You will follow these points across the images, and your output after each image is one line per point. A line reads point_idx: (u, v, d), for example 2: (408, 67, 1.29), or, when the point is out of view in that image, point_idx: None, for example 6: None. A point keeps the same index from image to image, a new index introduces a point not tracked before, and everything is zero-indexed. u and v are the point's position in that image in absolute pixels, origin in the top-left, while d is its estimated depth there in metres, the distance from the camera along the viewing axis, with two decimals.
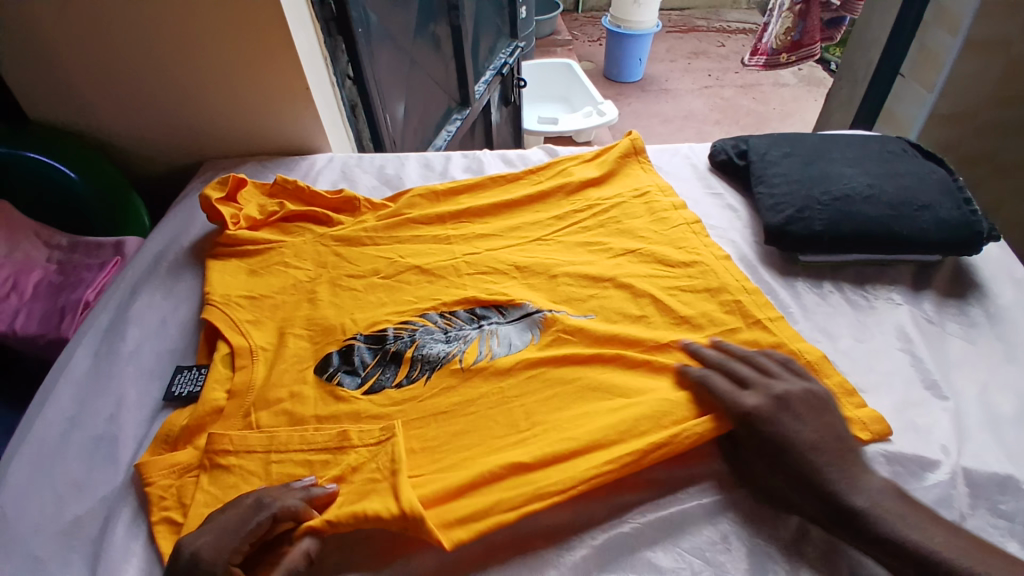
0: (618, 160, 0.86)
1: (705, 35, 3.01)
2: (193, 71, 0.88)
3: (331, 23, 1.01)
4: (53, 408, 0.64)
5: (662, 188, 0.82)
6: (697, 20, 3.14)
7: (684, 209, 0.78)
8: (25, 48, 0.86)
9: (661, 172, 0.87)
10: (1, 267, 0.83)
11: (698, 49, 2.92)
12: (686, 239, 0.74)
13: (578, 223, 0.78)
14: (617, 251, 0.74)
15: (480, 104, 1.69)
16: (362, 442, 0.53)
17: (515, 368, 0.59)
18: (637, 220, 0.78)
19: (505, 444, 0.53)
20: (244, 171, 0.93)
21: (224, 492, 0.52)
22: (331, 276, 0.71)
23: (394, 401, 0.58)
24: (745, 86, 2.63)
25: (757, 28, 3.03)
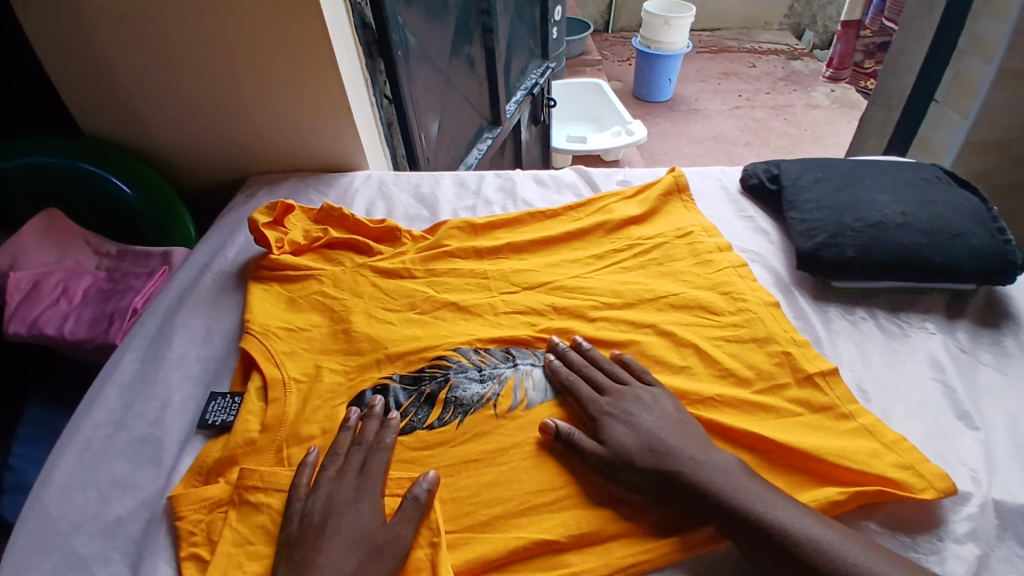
0: (660, 197, 0.84)
1: (736, 57, 3.01)
2: (242, 92, 0.92)
3: (372, 45, 1.06)
4: (100, 410, 0.68)
5: (706, 229, 0.79)
6: (728, 41, 3.15)
7: (729, 251, 0.76)
8: (84, 69, 0.90)
9: (702, 207, 0.85)
10: (54, 271, 0.86)
11: (729, 70, 2.93)
12: (730, 281, 0.72)
13: (618, 265, 0.77)
14: (660, 294, 0.71)
15: (511, 124, 1.72)
16: (393, 491, 0.56)
17: (551, 420, 0.60)
18: (679, 263, 0.75)
19: (538, 505, 0.54)
20: (287, 187, 0.97)
21: (253, 532, 0.55)
22: (370, 307, 0.74)
23: (425, 445, 0.59)
24: (777, 107, 2.63)
25: (788, 50, 3.03)
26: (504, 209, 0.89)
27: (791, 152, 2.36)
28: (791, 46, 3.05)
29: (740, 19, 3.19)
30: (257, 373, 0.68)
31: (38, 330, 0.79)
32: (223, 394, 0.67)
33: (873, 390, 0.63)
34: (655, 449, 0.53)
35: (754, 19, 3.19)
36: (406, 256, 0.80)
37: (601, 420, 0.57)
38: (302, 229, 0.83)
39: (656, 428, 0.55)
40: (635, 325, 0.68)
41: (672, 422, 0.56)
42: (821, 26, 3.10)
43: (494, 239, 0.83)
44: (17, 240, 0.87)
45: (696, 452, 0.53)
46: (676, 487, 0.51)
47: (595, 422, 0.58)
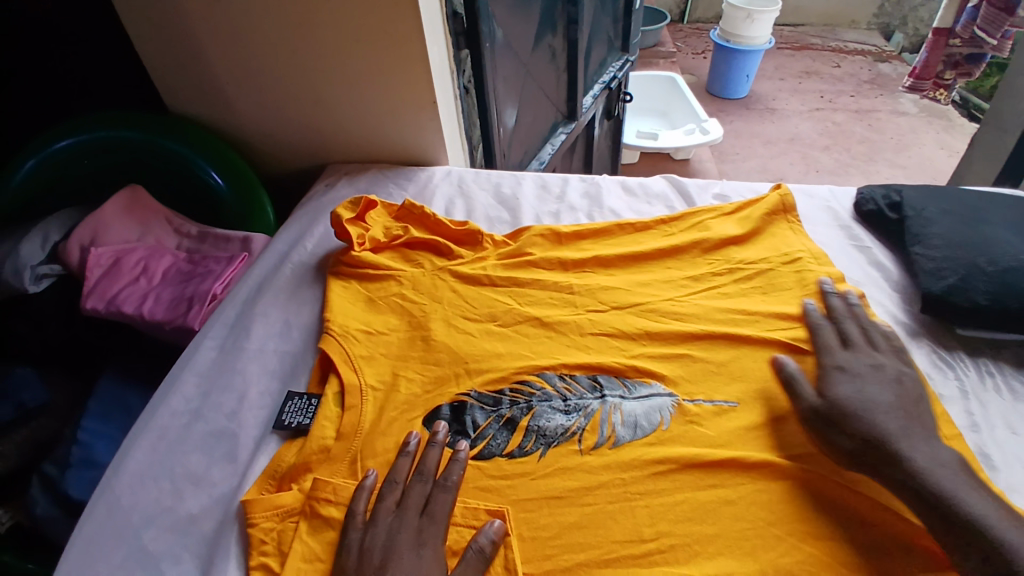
0: (764, 217, 0.78)
1: (819, 55, 2.84)
2: (327, 78, 0.90)
3: (460, 36, 1.02)
4: (177, 397, 0.67)
5: (816, 255, 0.73)
6: (812, 38, 2.97)
7: (842, 283, 0.70)
8: (174, 47, 0.90)
9: (810, 231, 0.79)
10: (136, 249, 0.87)
11: (810, 69, 2.76)
12: (847, 319, 0.66)
13: (714, 292, 0.71)
14: (765, 326, 0.66)
15: (585, 118, 1.66)
16: (465, 522, 0.54)
17: (639, 463, 0.56)
18: (786, 294, 0.70)
19: (625, 556, 0.50)
20: (365, 178, 0.94)
21: (324, 549, 0.53)
22: (450, 314, 0.71)
23: (504, 474, 0.57)
24: (860, 112, 2.48)
25: (877, 50, 2.83)
26: (589, 217, 0.84)
27: (873, 160, 2.22)
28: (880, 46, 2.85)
29: (826, 15, 3.00)
30: (335, 377, 0.66)
31: (116, 308, 0.80)
32: (300, 395, 0.66)
33: (998, 456, 0.56)
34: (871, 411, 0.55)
35: (840, 15, 3.00)
36: (486, 261, 0.77)
37: (830, 372, 0.59)
38: (382, 227, 0.81)
39: (882, 403, 0.55)
40: (727, 362, 0.63)
41: (890, 404, 0.55)
42: (912, 28, 2.90)
43: (580, 250, 0.79)
44: (99, 216, 0.87)
45: (906, 428, 0.53)
46: (867, 450, 0.52)
47: (824, 373, 0.59)
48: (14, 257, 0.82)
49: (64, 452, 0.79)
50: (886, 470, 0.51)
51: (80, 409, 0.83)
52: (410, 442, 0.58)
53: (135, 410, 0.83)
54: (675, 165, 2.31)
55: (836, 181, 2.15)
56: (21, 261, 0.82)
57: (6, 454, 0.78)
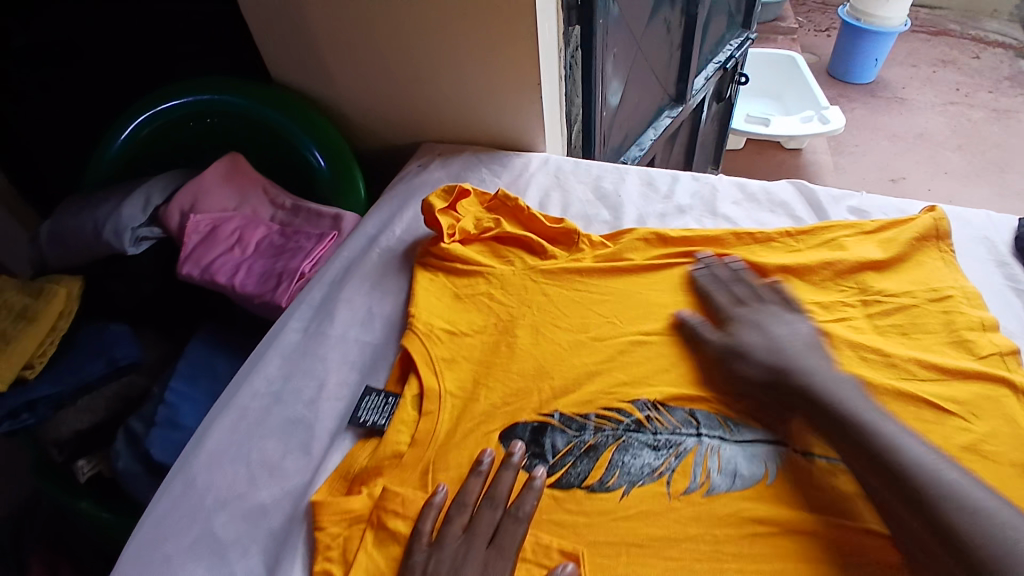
0: (912, 242, 0.67)
1: (959, 41, 2.50)
2: (429, 54, 0.86)
3: (574, 11, 0.93)
4: (259, 378, 0.67)
5: (970, 295, 0.63)
6: (949, 24, 2.61)
7: (996, 332, 0.60)
8: (281, 15, 0.88)
9: (962, 265, 0.68)
10: (233, 219, 0.87)
11: (944, 57, 2.44)
12: (994, 376, 0.56)
13: (839, 326, 0.63)
14: (901, 376, 0.58)
15: (694, 101, 1.54)
16: (536, 559, 0.51)
17: (733, 518, 0.51)
18: (930, 338, 0.61)
19: None
20: (460, 161, 0.91)
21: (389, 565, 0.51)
22: (540, 322, 0.67)
23: (580, 509, 0.53)
24: (998, 111, 2.17)
25: (1016, 44, 2.46)
26: (699, 223, 0.76)
27: (1014, 166, 1.96)
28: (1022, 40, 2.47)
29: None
30: (415, 378, 0.64)
31: (210, 277, 0.80)
32: (377, 392, 0.63)
33: None
34: (783, 358, 0.58)
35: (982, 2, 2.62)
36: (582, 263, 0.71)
37: (732, 321, 0.63)
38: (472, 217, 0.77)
39: (789, 343, 0.59)
40: (847, 416, 0.56)
41: (825, 358, 0.58)
42: None
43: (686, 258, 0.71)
44: (200, 182, 0.89)
45: (828, 374, 0.56)
46: (790, 389, 0.56)
47: (728, 321, 0.63)
48: (116, 218, 0.84)
49: (151, 412, 0.82)
50: (796, 397, 0.56)
51: (170, 370, 0.86)
52: (483, 461, 0.55)
53: (220, 376, 0.85)
54: (785, 154, 2.13)
55: (967, 186, 1.91)
56: (123, 222, 0.84)
57: (96, 407, 0.85)
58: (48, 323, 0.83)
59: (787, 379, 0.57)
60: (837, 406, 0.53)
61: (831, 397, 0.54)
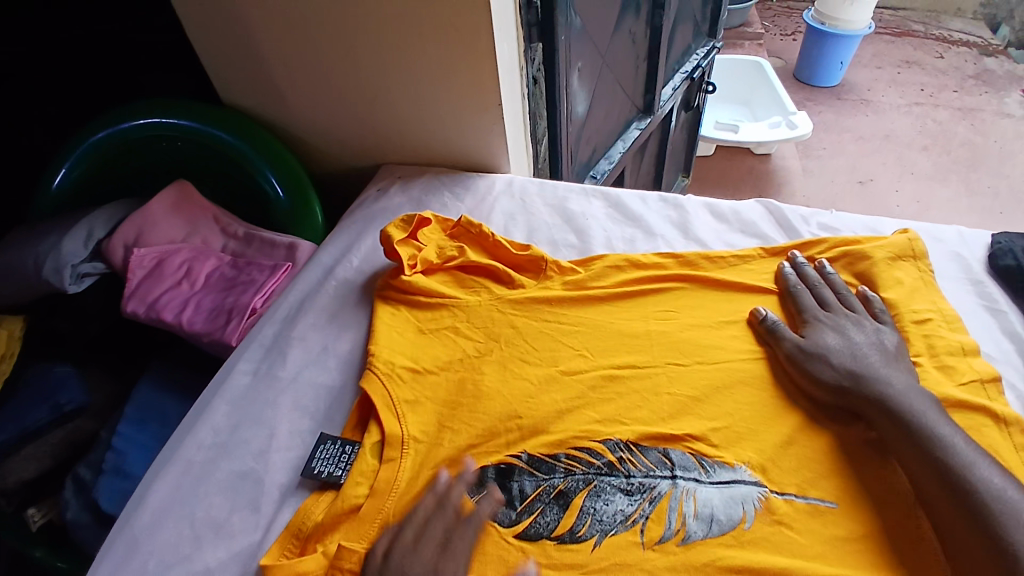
0: (887, 261, 0.66)
1: (922, 42, 2.53)
2: (385, 75, 0.82)
3: (533, 28, 0.87)
4: (205, 427, 0.62)
5: (948, 318, 0.61)
6: (913, 24, 2.64)
7: (977, 356, 0.59)
8: (228, 37, 0.84)
9: (944, 288, 0.67)
10: (181, 251, 0.83)
11: (910, 57, 2.47)
12: (973, 405, 0.55)
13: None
14: None
15: (663, 112, 1.53)
16: None
17: (709, 566, 0.49)
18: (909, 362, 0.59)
19: None
20: (421, 185, 0.87)
21: None
22: (506, 357, 0.64)
23: (550, 562, 0.50)
24: (965, 110, 2.21)
25: (982, 42, 2.50)
26: (670, 246, 0.73)
27: (976, 166, 1.98)
28: (988, 39, 2.51)
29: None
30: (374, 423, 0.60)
31: (156, 314, 0.76)
32: (332, 440, 0.60)
33: None
34: (859, 363, 0.57)
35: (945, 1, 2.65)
36: (551, 291, 0.68)
37: (811, 323, 0.62)
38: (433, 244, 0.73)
39: (869, 351, 0.58)
40: (825, 452, 0.55)
41: (903, 368, 0.57)
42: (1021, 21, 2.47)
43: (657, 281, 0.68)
44: (146, 213, 0.84)
45: (903, 381, 0.55)
46: (860, 395, 0.55)
47: (807, 323, 0.62)
48: (56, 253, 0.79)
49: (100, 457, 0.77)
50: (867, 402, 0.55)
51: (118, 413, 0.80)
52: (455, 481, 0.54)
53: (170, 418, 0.80)
54: (755, 160, 2.13)
55: (933, 186, 1.93)
56: (62, 258, 0.79)
57: (42, 455, 0.79)
58: None
59: (863, 384, 0.55)
60: (911, 418, 0.52)
61: (903, 406, 0.53)
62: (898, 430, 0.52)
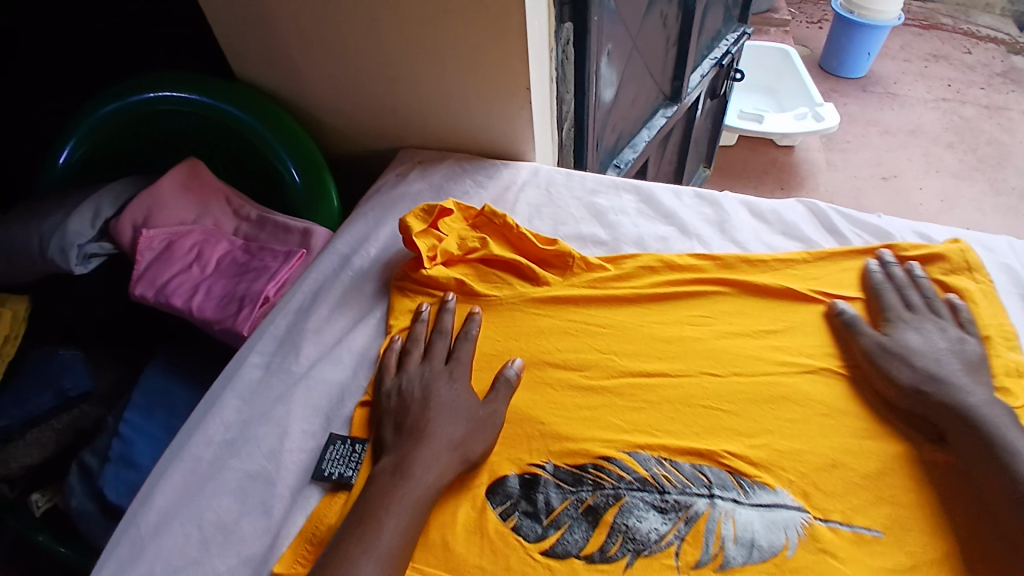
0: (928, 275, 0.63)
1: (949, 36, 2.44)
2: (409, 54, 0.78)
3: (566, 7, 0.82)
4: (214, 423, 0.60)
5: (1004, 337, 0.58)
6: (942, 18, 2.54)
7: None
8: (245, 8, 0.80)
9: (1004, 301, 0.62)
10: (192, 233, 0.79)
11: (938, 52, 2.38)
12: None
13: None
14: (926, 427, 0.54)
15: (690, 100, 1.47)
16: None
17: None
18: None
19: None
20: (442, 171, 0.83)
21: None
22: (530, 357, 0.60)
23: None
24: (992, 107, 2.13)
25: (1010, 38, 2.41)
26: (707, 246, 0.69)
27: (1003, 165, 1.92)
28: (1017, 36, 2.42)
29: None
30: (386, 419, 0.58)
31: (165, 299, 0.73)
32: (342, 439, 0.57)
33: None
34: (938, 372, 0.54)
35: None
36: (578, 290, 0.64)
37: (892, 323, 0.59)
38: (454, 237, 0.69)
39: (951, 360, 0.55)
40: (875, 475, 0.52)
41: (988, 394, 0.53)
42: None
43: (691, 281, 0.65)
44: (156, 192, 0.80)
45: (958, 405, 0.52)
46: (938, 403, 0.53)
47: (889, 322, 0.59)
48: (61, 233, 0.75)
49: (106, 445, 0.75)
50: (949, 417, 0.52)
51: (125, 398, 0.78)
52: (508, 368, 0.57)
53: (179, 407, 0.77)
54: (778, 151, 2.07)
55: (959, 185, 1.87)
56: (68, 238, 0.75)
57: (45, 441, 0.78)
58: None
59: (946, 400, 0.52)
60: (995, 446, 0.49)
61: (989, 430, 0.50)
62: (981, 452, 0.49)
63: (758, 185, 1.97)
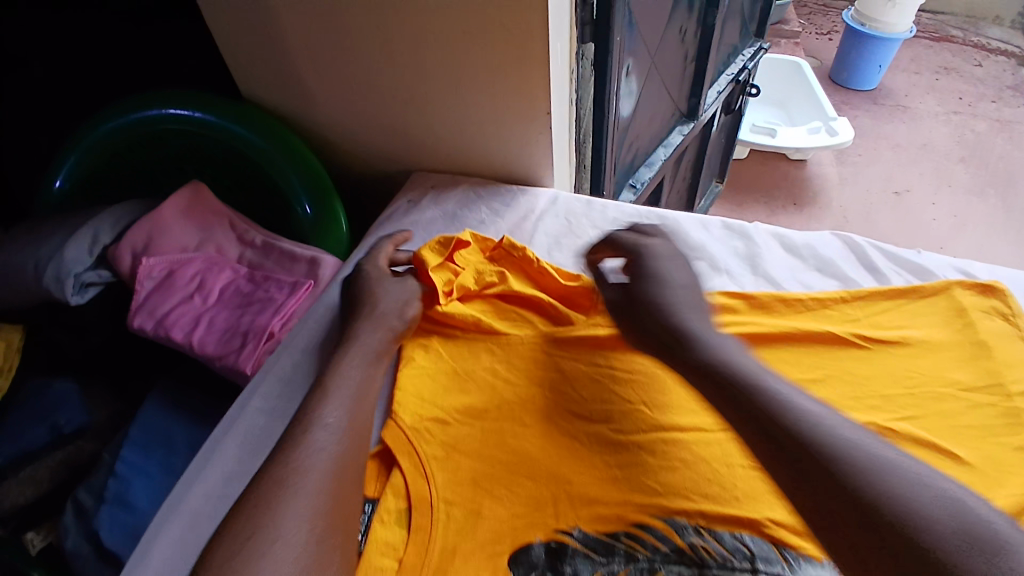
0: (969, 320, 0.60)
1: (958, 48, 2.35)
2: (424, 75, 0.74)
3: (587, 27, 0.77)
4: (214, 473, 0.56)
5: None
6: (952, 29, 2.44)
7: None
8: (254, 26, 0.76)
9: None
10: (193, 262, 0.76)
11: (946, 64, 2.29)
12: None
13: (912, 428, 0.53)
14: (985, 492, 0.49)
15: (706, 117, 1.44)
16: None
17: None
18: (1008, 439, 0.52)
19: None
20: (455, 197, 0.80)
21: None
22: (553, 408, 0.57)
23: None
24: (1002, 121, 2.05)
25: (1017, 50, 2.31)
26: (738, 284, 0.66)
27: (1015, 181, 1.84)
28: None
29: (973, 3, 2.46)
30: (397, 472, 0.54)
31: (165, 332, 0.70)
32: None
33: None
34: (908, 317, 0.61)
35: (983, 7, 2.45)
36: (604, 331, 0.61)
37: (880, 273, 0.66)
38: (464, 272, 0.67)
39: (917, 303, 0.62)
40: None
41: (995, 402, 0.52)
42: None
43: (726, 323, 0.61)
44: (157, 217, 0.77)
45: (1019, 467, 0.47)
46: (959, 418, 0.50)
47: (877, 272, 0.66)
48: (58, 261, 0.72)
49: (102, 483, 0.71)
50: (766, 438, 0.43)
51: (122, 432, 0.74)
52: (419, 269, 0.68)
53: (178, 444, 0.74)
54: (790, 165, 2.02)
55: (971, 201, 1.79)
56: (65, 266, 0.72)
57: (40, 478, 0.72)
58: None
59: (811, 428, 0.42)
60: (880, 498, 0.38)
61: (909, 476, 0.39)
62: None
63: (770, 199, 1.92)
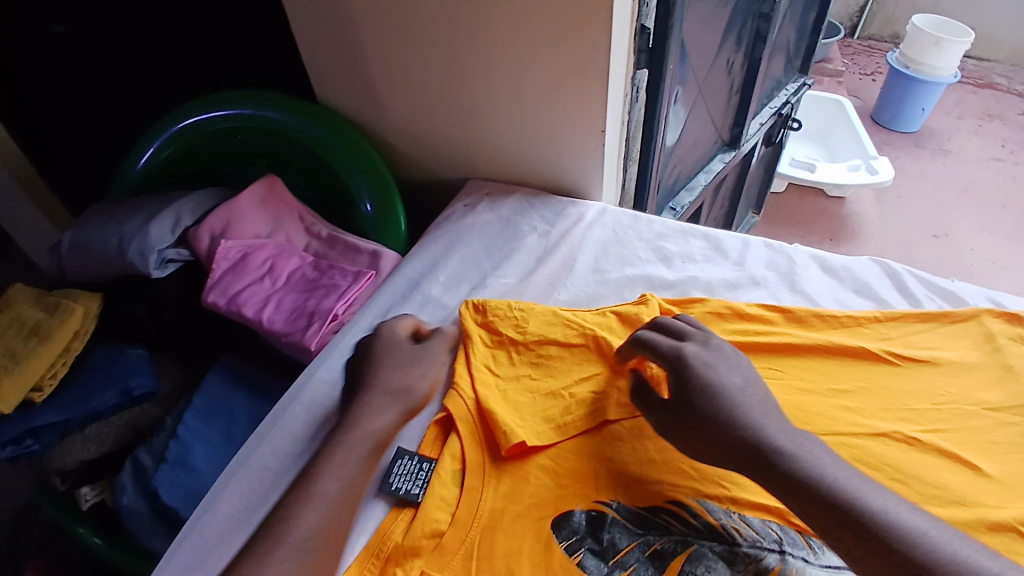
0: (999, 346, 0.62)
1: (1004, 95, 2.34)
2: (489, 89, 0.80)
3: (643, 54, 0.82)
4: (279, 437, 0.62)
5: None
6: (998, 76, 2.43)
7: None
8: (337, 34, 0.84)
9: None
10: (266, 247, 0.82)
11: (994, 110, 2.29)
12: None
13: (938, 438, 0.56)
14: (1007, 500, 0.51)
15: (747, 148, 1.47)
16: None
17: None
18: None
19: None
20: (509, 205, 0.85)
21: None
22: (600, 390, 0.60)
23: None
24: None
25: None
26: (777, 298, 0.70)
27: None
28: None
29: (1022, 51, 2.44)
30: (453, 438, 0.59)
31: (237, 309, 0.75)
32: (410, 456, 0.58)
33: None
34: (942, 339, 0.64)
35: None
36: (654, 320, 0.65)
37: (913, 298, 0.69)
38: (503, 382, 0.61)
39: (951, 322, 0.65)
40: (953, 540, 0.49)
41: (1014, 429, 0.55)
42: None
43: (762, 331, 0.65)
44: (235, 205, 0.84)
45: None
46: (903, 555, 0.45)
47: (912, 297, 0.69)
48: (143, 238, 0.79)
49: (164, 445, 0.76)
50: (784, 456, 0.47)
51: (185, 401, 0.80)
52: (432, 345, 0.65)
53: (237, 416, 0.79)
54: (828, 201, 2.04)
55: (1014, 248, 1.78)
56: (149, 243, 0.79)
57: (103, 438, 0.79)
58: (59, 345, 0.77)
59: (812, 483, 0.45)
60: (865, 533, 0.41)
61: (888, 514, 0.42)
62: None
63: (807, 233, 1.94)
